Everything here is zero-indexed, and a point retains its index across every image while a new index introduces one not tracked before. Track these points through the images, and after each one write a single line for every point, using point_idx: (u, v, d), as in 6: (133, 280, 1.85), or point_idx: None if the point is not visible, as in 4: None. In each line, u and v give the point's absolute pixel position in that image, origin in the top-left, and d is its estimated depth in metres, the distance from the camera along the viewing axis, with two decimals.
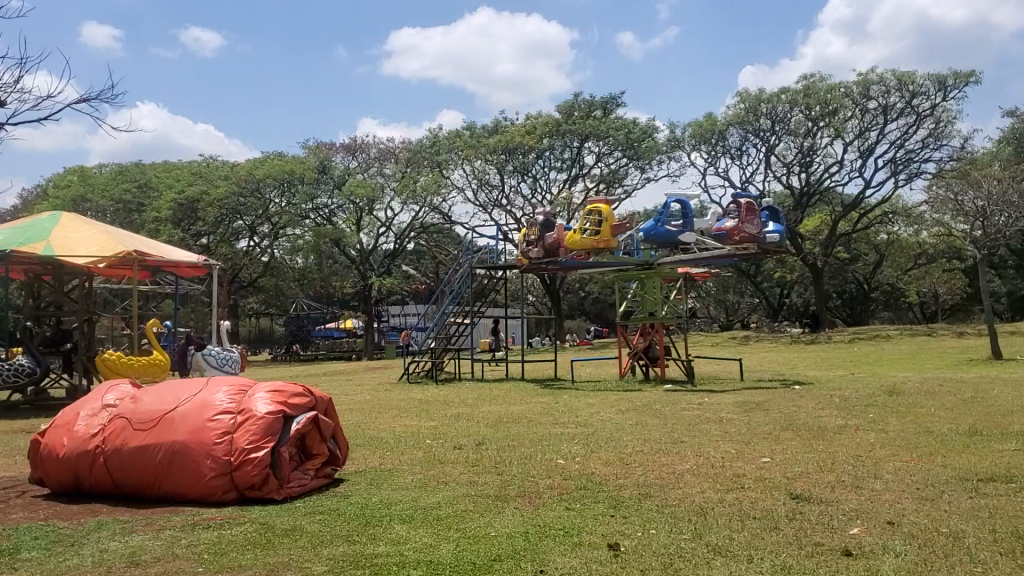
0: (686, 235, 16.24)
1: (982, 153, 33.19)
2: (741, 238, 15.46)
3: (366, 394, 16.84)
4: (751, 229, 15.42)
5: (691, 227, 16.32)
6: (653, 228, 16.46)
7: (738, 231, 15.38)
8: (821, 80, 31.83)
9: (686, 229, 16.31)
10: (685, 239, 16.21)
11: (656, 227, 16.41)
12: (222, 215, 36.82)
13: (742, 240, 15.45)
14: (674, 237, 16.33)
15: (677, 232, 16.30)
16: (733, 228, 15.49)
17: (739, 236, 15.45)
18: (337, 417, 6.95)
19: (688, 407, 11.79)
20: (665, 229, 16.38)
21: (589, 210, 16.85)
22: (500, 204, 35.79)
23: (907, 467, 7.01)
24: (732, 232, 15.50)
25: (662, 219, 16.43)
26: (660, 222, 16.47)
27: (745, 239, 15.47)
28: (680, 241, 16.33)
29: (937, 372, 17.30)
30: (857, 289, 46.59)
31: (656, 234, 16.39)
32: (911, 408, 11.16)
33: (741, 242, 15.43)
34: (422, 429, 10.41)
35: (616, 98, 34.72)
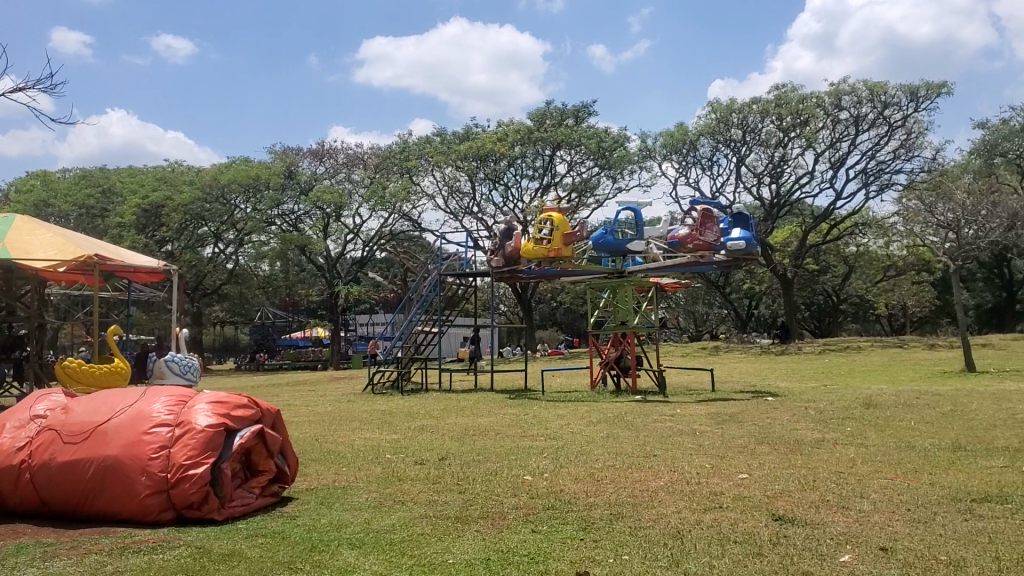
0: (637, 244, 15.82)
1: (951, 164, 33.35)
2: (695, 246, 15.35)
3: (329, 404, 16.30)
4: (706, 238, 15.30)
5: (642, 236, 15.92)
6: (602, 236, 15.94)
7: (692, 239, 15.29)
8: (793, 90, 31.82)
9: (638, 238, 15.91)
10: (635, 248, 15.83)
11: (605, 235, 15.88)
12: (187, 221, 36.10)
13: (696, 248, 15.36)
14: (624, 246, 15.85)
15: (627, 241, 15.84)
16: (687, 236, 15.39)
17: (693, 244, 15.35)
18: (286, 431, 6.45)
19: (660, 419, 11.39)
20: (613, 237, 15.87)
21: (542, 217, 16.25)
22: (471, 212, 35.34)
23: (892, 485, 6.65)
24: (686, 240, 15.41)
25: (611, 228, 15.92)
26: (611, 230, 15.94)
27: (700, 247, 15.36)
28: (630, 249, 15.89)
29: (911, 384, 17.04)
30: (825, 301, 46.64)
31: (604, 243, 15.85)
32: (890, 422, 10.85)
33: (695, 251, 15.34)
34: (383, 443, 9.93)
35: (588, 107, 34.43)
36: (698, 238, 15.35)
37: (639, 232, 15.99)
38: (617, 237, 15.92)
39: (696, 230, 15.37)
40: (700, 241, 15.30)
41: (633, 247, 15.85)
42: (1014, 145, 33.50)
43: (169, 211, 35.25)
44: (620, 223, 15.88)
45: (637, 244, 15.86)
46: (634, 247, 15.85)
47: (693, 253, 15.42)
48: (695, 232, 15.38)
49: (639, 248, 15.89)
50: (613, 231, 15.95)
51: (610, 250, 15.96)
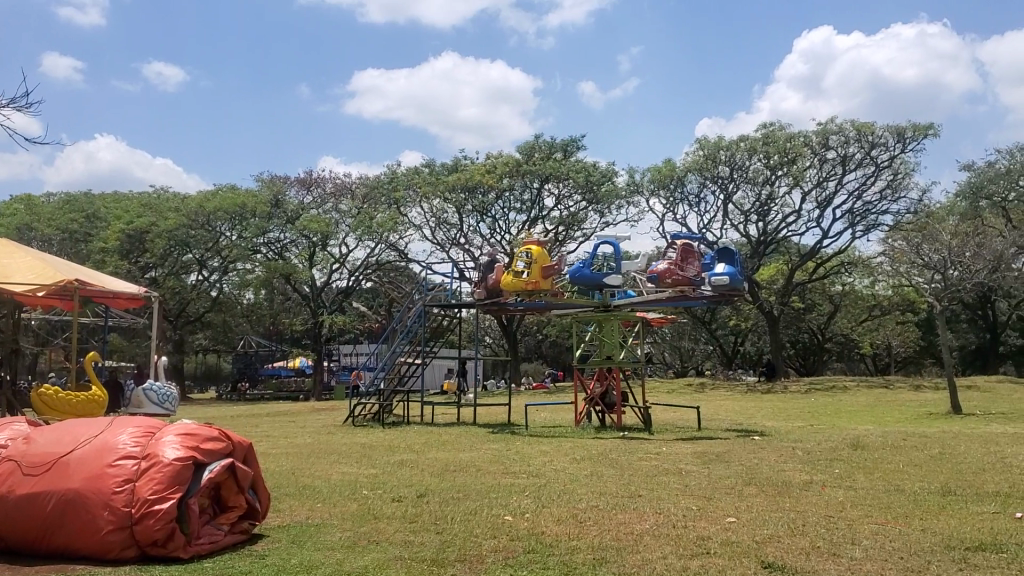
0: (613, 277, 16.00)
1: (937, 205, 33.53)
2: (673, 281, 15.41)
3: (308, 437, 16.00)
4: (685, 272, 15.39)
5: (619, 269, 16.13)
6: (579, 270, 16.12)
7: (670, 272, 15.37)
8: (780, 129, 31.96)
9: (614, 271, 16.11)
10: (611, 282, 16.00)
11: (581, 268, 16.06)
12: (171, 247, 35.83)
13: (675, 282, 15.40)
14: (601, 279, 16.05)
15: (604, 274, 16.05)
16: (665, 271, 15.47)
17: (670, 278, 15.42)
18: (258, 465, 6.20)
19: (645, 458, 11.19)
20: (590, 270, 16.05)
21: (521, 251, 16.43)
22: (458, 242, 35.21)
23: (885, 531, 6.47)
24: (664, 275, 15.48)
25: (588, 261, 16.11)
26: (587, 263, 16.11)
27: (678, 282, 15.42)
28: (606, 283, 16.02)
29: (898, 426, 16.89)
30: (811, 340, 46.58)
31: (581, 276, 16.01)
32: (878, 464, 10.68)
33: (674, 285, 15.39)
34: (361, 478, 9.68)
35: (577, 141, 34.48)
36: (676, 273, 15.44)
37: (617, 265, 16.21)
38: (594, 271, 16.11)
39: (673, 264, 15.49)
40: (679, 275, 15.38)
41: (610, 281, 16.03)
42: (999, 189, 33.73)
43: (153, 237, 34.99)
44: (597, 257, 16.05)
45: (614, 277, 16.06)
46: (611, 281, 16.01)
47: (671, 287, 15.45)
48: (672, 266, 15.50)
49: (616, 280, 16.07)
50: (590, 265, 16.14)
51: (587, 283, 16.11)
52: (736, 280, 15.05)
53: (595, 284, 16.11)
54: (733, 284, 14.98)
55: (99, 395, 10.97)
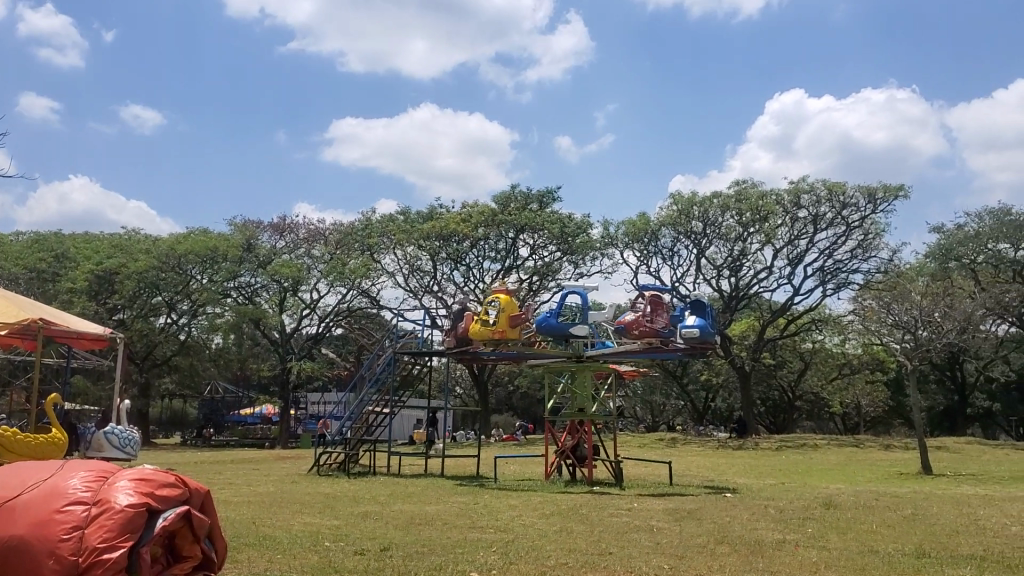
0: (579, 328, 15.86)
1: (907, 265, 33.90)
2: (639, 332, 15.40)
3: (271, 485, 15.61)
4: (650, 323, 15.33)
5: (586, 320, 15.96)
6: (547, 319, 16.04)
7: (635, 323, 15.38)
8: (753, 186, 32.27)
9: (581, 322, 15.96)
10: (578, 332, 15.87)
11: (548, 317, 15.99)
12: (140, 289, 35.39)
13: (640, 334, 15.37)
14: (568, 330, 15.90)
15: (571, 325, 15.91)
16: (631, 322, 15.48)
17: (637, 329, 15.41)
18: (215, 513, 5.86)
19: (615, 514, 10.97)
20: (557, 320, 15.97)
21: (490, 299, 16.31)
22: (431, 291, 35.07)
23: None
24: (631, 326, 15.49)
25: (556, 312, 16.01)
26: (554, 313, 16.03)
27: (645, 333, 15.37)
28: (572, 334, 15.90)
29: (870, 486, 16.77)
30: (781, 397, 46.60)
31: (547, 325, 15.94)
32: (851, 524, 10.53)
33: (640, 336, 15.35)
34: (323, 529, 9.40)
35: (552, 193, 34.63)
36: (643, 324, 15.40)
37: (584, 316, 16.06)
38: (561, 321, 16.01)
39: (640, 315, 15.47)
40: (644, 326, 15.34)
41: (576, 331, 15.88)
42: (968, 251, 34.17)
43: (122, 278, 34.58)
44: (565, 307, 15.96)
45: (580, 328, 15.91)
46: (577, 331, 15.89)
47: (638, 338, 15.43)
48: (639, 317, 15.49)
49: (583, 331, 15.91)
50: (558, 315, 16.03)
51: (554, 333, 16.02)
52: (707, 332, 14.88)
53: (562, 334, 16.00)
54: (703, 336, 14.81)
55: (58, 437, 10.65)
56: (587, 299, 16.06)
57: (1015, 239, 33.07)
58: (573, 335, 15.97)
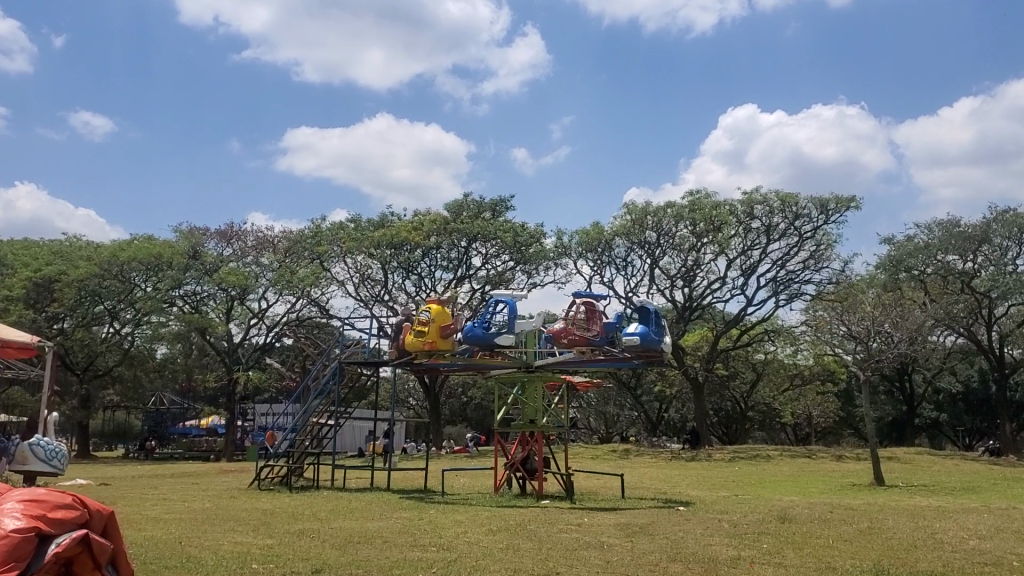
0: (505, 337, 15.43)
1: (857, 276, 34.08)
2: (569, 340, 15.15)
3: (208, 501, 14.93)
4: (578, 331, 15.08)
5: (512, 329, 15.51)
6: (473, 329, 15.55)
7: (563, 333, 15.16)
8: (707, 197, 32.16)
9: (508, 331, 15.53)
10: (503, 342, 15.42)
11: (475, 327, 15.50)
12: (82, 297, 34.28)
13: (571, 343, 15.13)
14: (493, 340, 15.44)
15: (496, 335, 15.45)
16: (560, 331, 15.28)
17: (566, 338, 15.19)
18: (121, 537, 5.27)
19: (565, 530, 10.52)
20: (483, 330, 15.49)
21: (421, 309, 15.97)
22: (382, 300, 34.43)
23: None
24: (561, 334, 15.26)
25: (482, 321, 15.55)
26: (481, 322, 15.60)
27: (575, 341, 15.12)
28: (497, 344, 15.45)
29: (823, 498, 16.51)
30: (733, 408, 46.62)
31: (473, 335, 15.45)
32: (806, 539, 10.20)
33: (570, 345, 15.11)
34: (253, 550, 8.81)
35: (505, 202, 34.28)
36: (572, 333, 15.17)
37: (509, 325, 15.58)
38: (487, 331, 15.54)
39: (568, 324, 15.21)
40: (572, 335, 15.10)
41: (502, 341, 15.43)
42: (917, 262, 34.50)
43: (62, 286, 33.52)
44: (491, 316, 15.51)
45: (506, 338, 15.45)
46: (503, 341, 15.42)
47: (569, 347, 15.18)
48: (568, 325, 15.25)
49: (509, 341, 15.45)
50: (483, 325, 15.58)
51: (481, 343, 15.57)
52: (651, 341, 14.46)
53: (488, 344, 15.55)
54: (646, 343, 14.45)
55: None
56: (515, 308, 15.68)
57: (963, 250, 33.31)
58: (499, 345, 15.50)
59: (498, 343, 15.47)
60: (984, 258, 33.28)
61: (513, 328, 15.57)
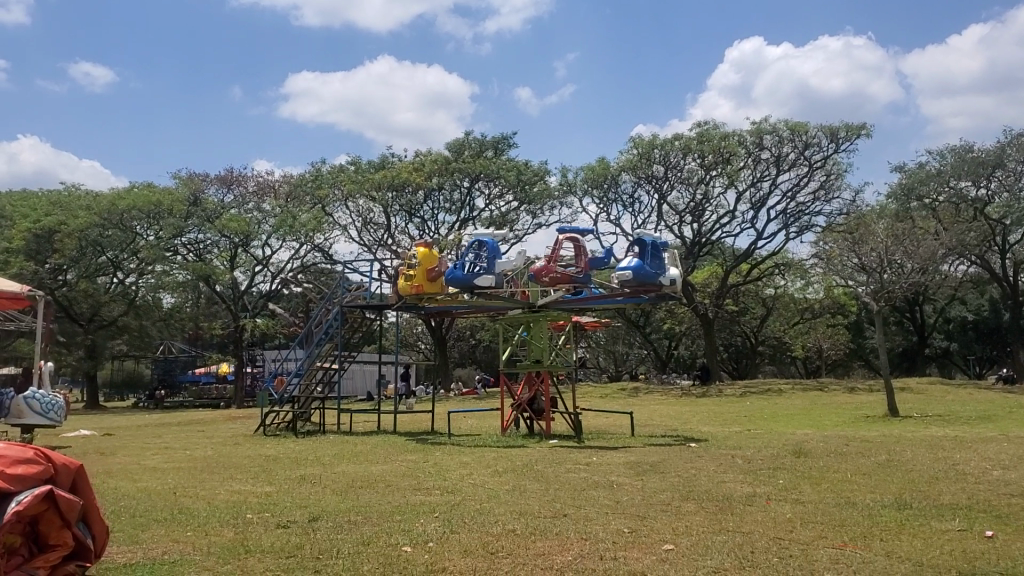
0: (486, 278, 14.88)
1: (868, 206, 33.44)
2: (551, 278, 14.83)
3: (210, 449, 14.64)
4: (561, 269, 14.77)
5: (492, 270, 14.97)
6: (453, 272, 15.10)
7: (545, 271, 14.78)
8: (714, 128, 31.37)
9: (488, 272, 14.95)
10: (484, 284, 14.86)
11: (455, 270, 15.05)
12: (83, 247, 33.91)
13: (553, 280, 14.84)
14: (472, 282, 14.92)
15: (476, 276, 14.92)
16: (542, 269, 14.92)
17: (548, 276, 14.85)
18: (90, 491, 4.92)
19: (573, 469, 10.18)
20: (463, 273, 15.02)
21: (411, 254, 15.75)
22: (386, 244, 33.96)
23: (864, 563, 5.42)
24: (542, 273, 14.90)
25: (462, 264, 15.09)
26: (462, 265, 15.14)
27: (558, 279, 14.84)
28: (478, 286, 14.92)
29: (837, 430, 16.21)
30: (743, 343, 46.36)
31: (454, 278, 15.00)
32: (824, 474, 9.85)
33: (553, 283, 14.82)
34: (250, 498, 8.49)
35: (507, 139, 33.57)
36: (554, 270, 14.84)
37: (491, 265, 15.09)
38: (468, 273, 15.07)
39: (551, 261, 14.85)
40: (555, 273, 14.77)
41: (482, 283, 14.88)
42: (929, 190, 33.72)
43: (62, 237, 33.11)
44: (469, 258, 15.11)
45: (486, 279, 14.89)
46: (482, 283, 14.87)
47: (552, 285, 14.91)
48: (550, 263, 14.88)
49: (489, 283, 14.89)
50: (464, 267, 15.11)
51: (464, 286, 15.06)
52: (644, 274, 14.10)
53: (471, 286, 15.04)
54: (640, 277, 14.00)
55: None
56: (496, 248, 15.25)
57: (976, 177, 32.54)
58: (480, 288, 14.99)
59: (480, 285, 14.97)
60: (998, 184, 32.50)
61: (494, 268, 15.01)
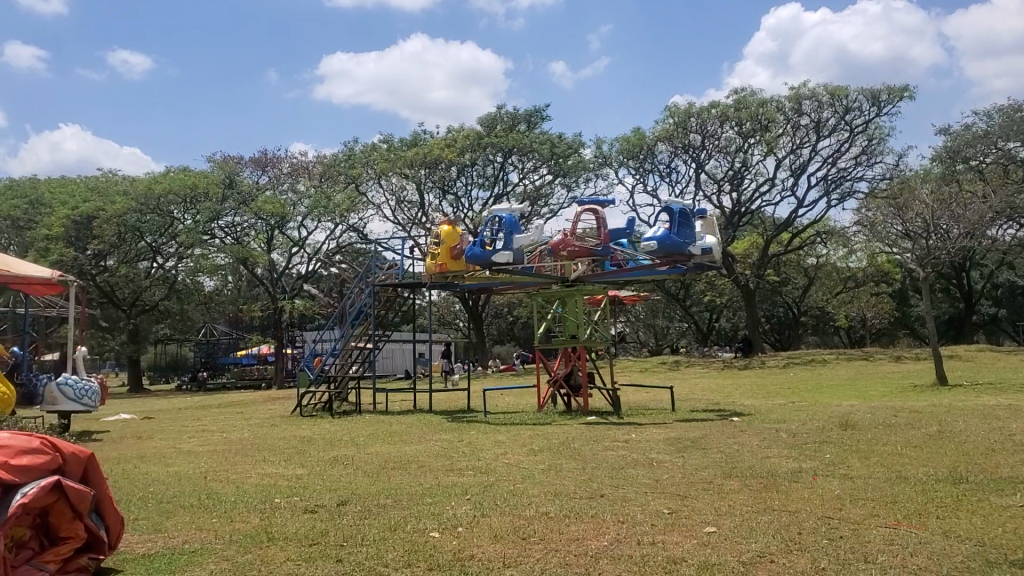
0: (503, 253, 14.47)
1: (912, 169, 32.52)
2: (569, 252, 14.74)
3: (246, 431, 14.53)
4: (579, 243, 14.65)
5: (510, 245, 14.53)
6: (473, 251, 14.85)
7: (562, 245, 14.73)
8: (752, 94, 30.65)
9: (505, 248, 14.56)
10: (501, 259, 14.44)
11: (474, 248, 14.77)
12: (123, 232, 34.12)
13: (571, 254, 14.75)
14: (491, 258, 14.57)
15: (493, 252, 14.55)
16: (560, 242, 14.83)
17: (566, 250, 14.77)
18: (102, 481, 4.76)
19: (611, 447, 9.87)
20: (482, 250, 14.72)
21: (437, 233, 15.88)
22: (420, 222, 33.73)
23: (919, 543, 5.07)
24: (560, 247, 14.84)
25: (481, 241, 14.79)
26: (481, 242, 14.85)
27: (576, 252, 14.72)
28: (497, 262, 14.56)
29: (885, 401, 15.72)
30: (786, 314, 45.63)
31: (473, 255, 14.72)
32: (873, 447, 9.45)
33: (571, 257, 14.73)
34: (281, 482, 8.31)
35: (540, 112, 33.06)
36: (572, 244, 14.74)
37: (509, 241, 14.71)
38: (487, 250, 14.75)
39: (569, 234, 14.75)
40: (573, 247, 14.68)
41: (499, 259, 14.48)
42: (976, 152, 32.77)
43: (101, 223, 33.26)
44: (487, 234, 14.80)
45: (503, 255, 14.48)
46: (500, 259, 14.47)
47: (570, 258, 14.80)
48: (568, 236, 14.79)
49: (506, 259, 14.47)
50: (483, 245, 14.79)
51: (484, 264, 14.76)
52: (673, 242, 13.62)
53: (491, 264, 14.68)
54: (666, 247, 13.63)
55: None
56: (513, 223, 14.89)
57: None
58: (498, 265, 14.59)
59: (498, 262, 14.57)
60: None
61: (510, 244, 14.61)
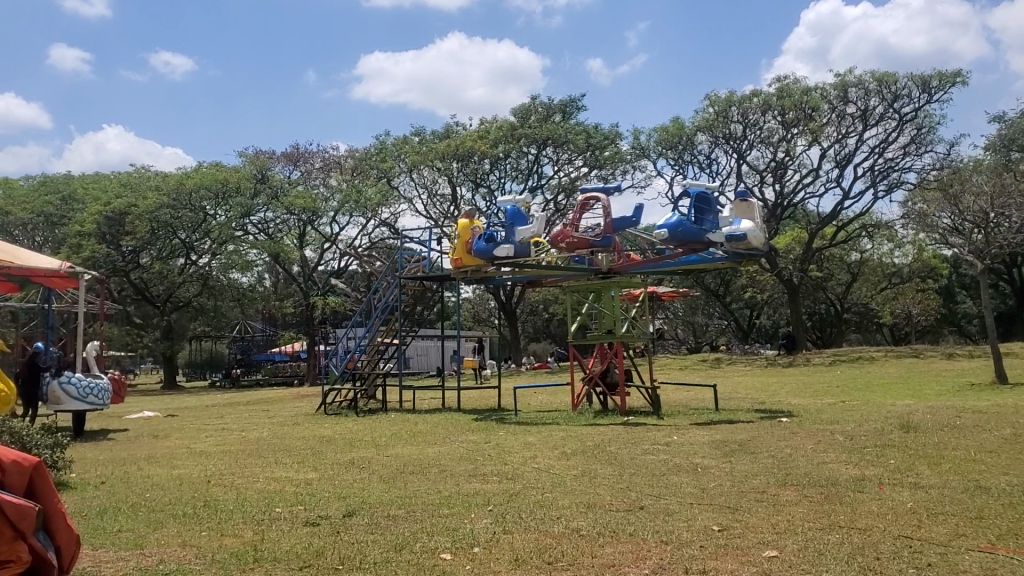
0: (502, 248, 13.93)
1: (964, 160, 31.22)
2: (569, 243, 13.98)
3: (267, 430, 13.88)
4: (577, 234, 13.87)
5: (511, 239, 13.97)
6: (479, 246, 14.39)
7: (562, 237, 14.01)
8: (796, 82, 29.54)
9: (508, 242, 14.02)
10: (502, 253, 13.90)
11: (479, 242, 14.33)
12: (155, 230, 33.75)
13: (570, 245, 13.97)
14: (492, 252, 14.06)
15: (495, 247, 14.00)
16: (560, 234, 14.11)
17: (566, 241, 14.03)
18: (52, 489, 4.00)
19: (651, 450, 9.04)
20: (485, 244, 14.25)
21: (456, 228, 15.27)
22: (454, 217, 33.00)
23: None
24: (560, 238, 14.09)
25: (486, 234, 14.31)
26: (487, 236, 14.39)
27: (575, 244, 13.96)
28: (498, 257, 14.04)
29: (944, 400, 14.68)
30: (828, 310, 44.40)
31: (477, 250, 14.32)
32: (941, 452, 8.52)
33: (570, 248, 13.95)
34: (288, 487, 7.57)
35: (576, 102, 32.15)
36: (571, 235, 13.97)
37: (511, 234, 14.15)
38: (490, 244, 14.25)
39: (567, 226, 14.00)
40: (572, 238, 13.93)
41: (501, 252, 13.95)
42: None
43: (134, 218, 32.93)
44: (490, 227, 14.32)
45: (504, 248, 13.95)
46: (501, 253, 13.93)
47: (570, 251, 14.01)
48: (568, 227, 14.04)
49: (506, 253, 13.91)
50: (489, 239, 14.30)
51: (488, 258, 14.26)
52: (685, 228, 12.91)
53: (493, 258, 14.15)
54: (679, 234, 12.93)
55: None
56: (517, 214, 14.31)
57: None
58: (499, 259, 14.05)
59: (500, 255, 14.02)
60: None
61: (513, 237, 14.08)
